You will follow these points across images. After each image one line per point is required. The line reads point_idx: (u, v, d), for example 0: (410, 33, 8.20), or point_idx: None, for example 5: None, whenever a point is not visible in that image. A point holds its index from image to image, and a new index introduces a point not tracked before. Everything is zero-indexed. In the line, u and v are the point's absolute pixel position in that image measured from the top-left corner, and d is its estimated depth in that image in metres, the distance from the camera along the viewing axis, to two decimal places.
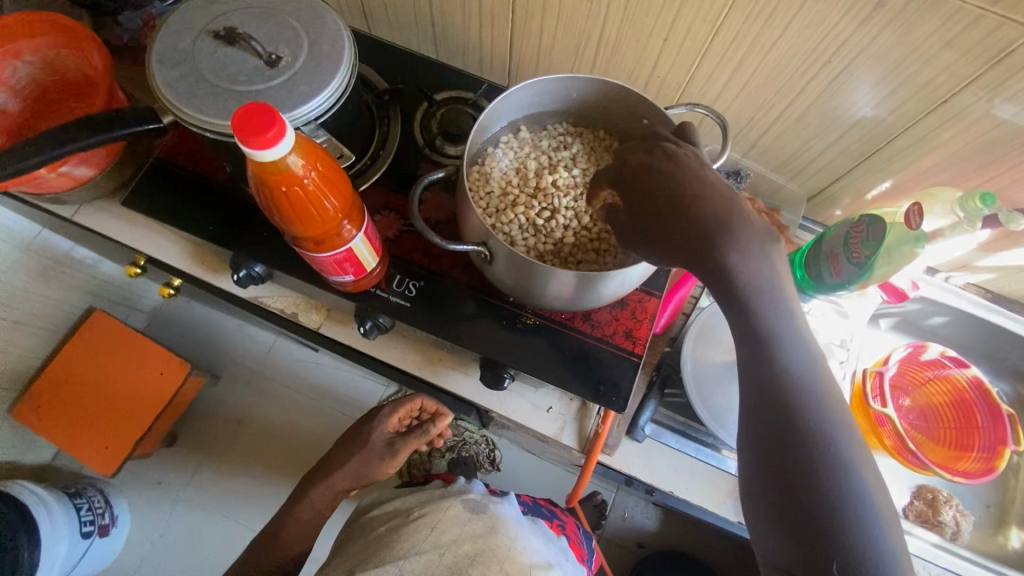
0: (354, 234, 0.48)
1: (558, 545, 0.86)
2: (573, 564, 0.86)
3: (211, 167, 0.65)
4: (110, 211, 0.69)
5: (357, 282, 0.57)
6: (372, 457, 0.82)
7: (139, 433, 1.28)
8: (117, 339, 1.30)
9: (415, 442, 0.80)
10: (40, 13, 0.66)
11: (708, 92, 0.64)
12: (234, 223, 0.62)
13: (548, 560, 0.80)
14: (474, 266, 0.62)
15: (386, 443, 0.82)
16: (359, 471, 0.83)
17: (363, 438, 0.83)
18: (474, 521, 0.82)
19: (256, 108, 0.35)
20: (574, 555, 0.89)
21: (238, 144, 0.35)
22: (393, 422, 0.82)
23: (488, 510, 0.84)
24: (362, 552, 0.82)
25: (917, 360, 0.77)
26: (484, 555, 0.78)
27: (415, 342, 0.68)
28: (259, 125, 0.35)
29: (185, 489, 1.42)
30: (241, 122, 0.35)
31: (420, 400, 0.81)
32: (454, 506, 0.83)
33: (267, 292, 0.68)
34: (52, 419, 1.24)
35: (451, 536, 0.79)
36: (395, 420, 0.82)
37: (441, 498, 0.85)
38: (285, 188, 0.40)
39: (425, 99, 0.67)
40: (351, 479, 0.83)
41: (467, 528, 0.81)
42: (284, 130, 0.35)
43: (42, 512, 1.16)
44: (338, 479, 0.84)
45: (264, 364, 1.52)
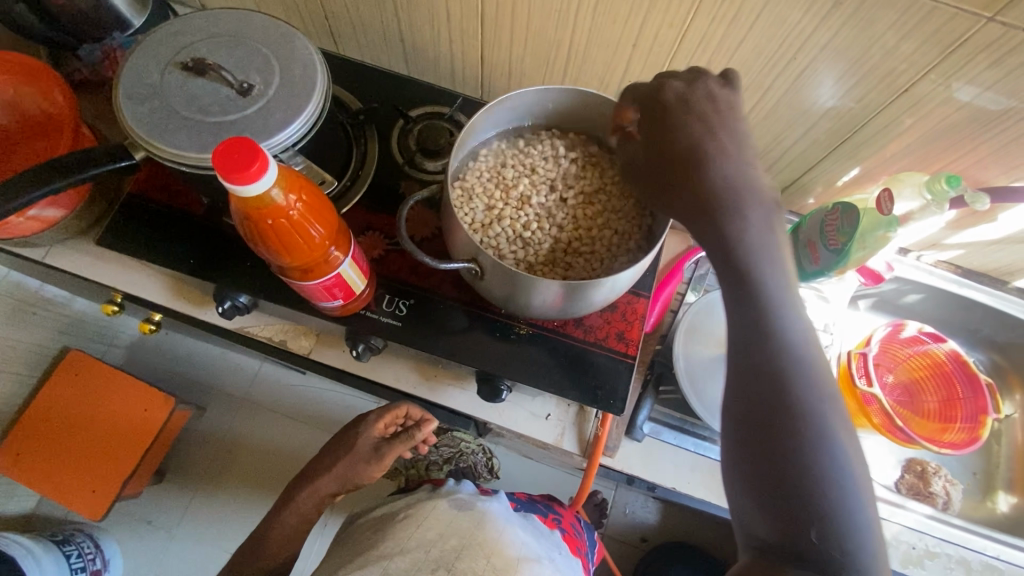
0: (342, 259, 0.47)
1: (550, 540, 0.86)
2: (565, 557, 0.85)
3: (187, 199, 0.63)
4: (83, 250, 0.68)
5: (346, 306, 0.57)
6: (358, 462, 0.80)
7: (127, 472, 1.25)
8: (96, 378, 1.26)
9: (400, 449, 0.77)
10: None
11: None
12: (215, 254, 0.61)
13: (536, 555, 0.80)
14: (462, 280, 0.62)
15: (372, 448, 0.80)
16: (342, 478, 0.82)
17: (349, 442, 0.82)
18: (461, 516, 0.81)
19: (237, 143, 0.35)
20: (567, 547, 0.89)
21: (221, 182, 0.35)
22: (380, 426, 0.78)
23: (475, 507, 0.84)
24: (350, 553, 0.82)
25: (898, 338, 0.79)
26: (467, 550, 0.77)
27: (409, 360, 0.67)
28: (241, 160, 0.35)
29: (179, 525, 1.38)
30: (223, 159, 0.34)
31: (406, 405, 0.75)
32: (440, 507, 0.82)
33: (253, 321, 0.67)
34: (34, 466, 1.20)
35: (435, 535, 0.79)
36: (381, 426, 0.78)
37: (428, 499, 0.85)
38: (270, 220, 0.40)
39: (400, 116, 0.67)
40: (338, 483, 0.82)
41: (453, 524, 0.80)
42: (267, 164, 0.35)
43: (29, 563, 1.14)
44: (324, 484, 0.83)
45: (252, 391, 1.49)
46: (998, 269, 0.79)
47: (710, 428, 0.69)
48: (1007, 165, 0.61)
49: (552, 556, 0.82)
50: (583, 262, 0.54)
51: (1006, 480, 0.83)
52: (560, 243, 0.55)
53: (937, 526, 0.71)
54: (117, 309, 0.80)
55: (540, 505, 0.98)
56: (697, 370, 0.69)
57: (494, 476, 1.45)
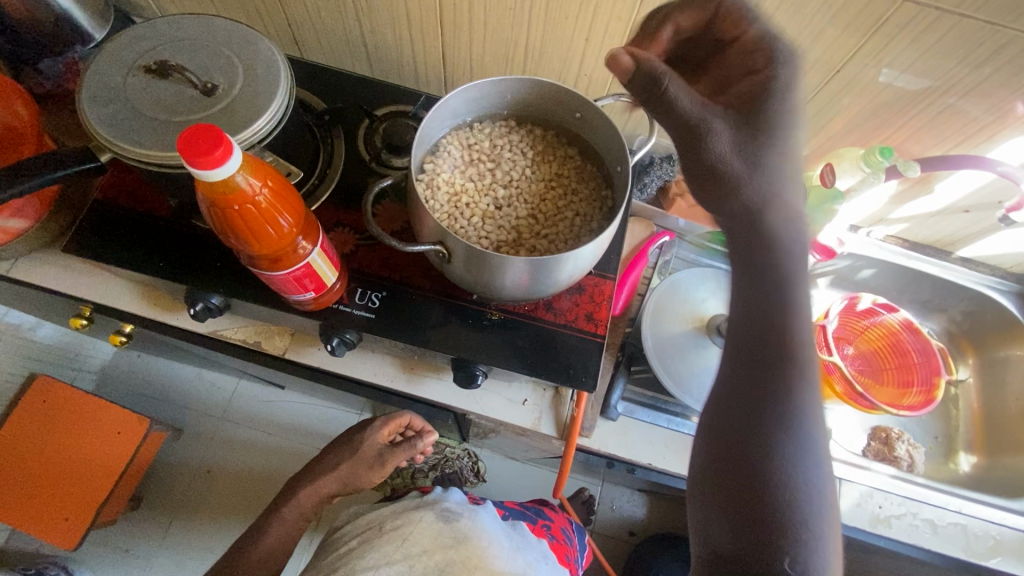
0: (310, 249, 0.48)
1: (537, 550, 0.86)
2: (553, 566, 0.86)
3: (156, 203, 0.64)
4: (50, 262, 0.67)
5: (318, 300, 0.58)
6: (361, 465, 0.84)
7: (100, 499, 1.21)
8: (62, 403, 1.23)
9: (403, 456, 0.82)
10: None
11: None
12: (185, 256, 0.61)
13: (522, 566, 0.80)
14: (434, 271, 0.64)
15: (375, 454, 0.84)
16: (347, 478, 0.85)
17: (353, 446, 0.85)
18: (445, 530, 0.82)
19: (201, 129, 0.36)
20: (555, 556, 0.89)
21: (186, 167, 0.36)
22: (384, 433, 0.84)
23: (460, 519, 0.84)
24: (338, 557, 0.82)
25: (854, 311, 0.83)
26: (453, 564, 0.78)
27: (385, 354, 0.68)
28: (206, 145, 0.36)
29: (157, 553, 1.34)
30: (188, 145, 0.36)
31: (407, 417, 0.83)
32: (427, 517, 0.83)
33: (226, 324, 0.67)
34: (2, 500, 1.16)
35: (418, 548, 0.79)
36: (385, 432, 0.83)
37: (414, 509, 0.85)
38: (237, 207, 0.41)
39: (366, 115, 0.69)
40: (340, 483, 0.85)
41: (440, 538, 0.81)
42: (231, 148, 0.36)
43: None
44: (326, 483, 0.85)
45: (229, 409, 1.47)
46: (942, 240, 0.84)
47: (682, 403, 0.71)
48: (937, 137, 0.65)
49: (538, 567, 0.82)
50: (547, 243, 0.56)
51: (966, 441, 0.87)
52: (524, 228, 0.57)
53: (902, 486, 0.74)
54: (88, 323, 0.80)
55: (531, 512, 0.99)
56: (666, 347, 0.71)
57: (480, 479, 1.47)
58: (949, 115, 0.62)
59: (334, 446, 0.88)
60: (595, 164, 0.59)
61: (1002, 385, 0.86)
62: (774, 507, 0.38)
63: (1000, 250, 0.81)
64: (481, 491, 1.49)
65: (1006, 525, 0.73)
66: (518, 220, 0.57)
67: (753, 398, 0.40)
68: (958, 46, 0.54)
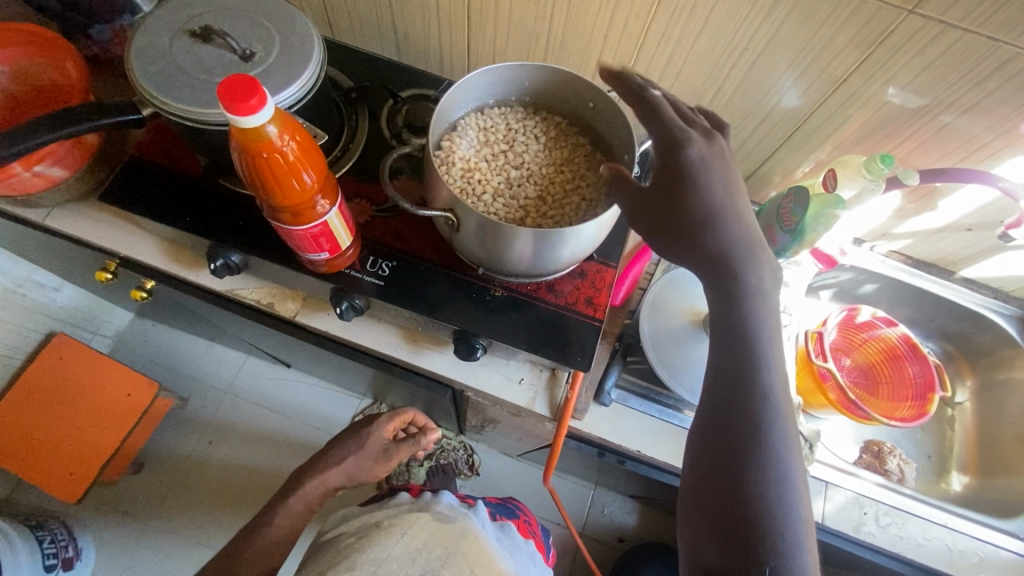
0: (328, 208, 0.52)
1: (526, 551, 0.89)
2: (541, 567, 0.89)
3: (186, 162, 0.67)
4: (83, 212, 0.71)
5: (331, 262, 0.61)
6: (366, 459, 0.87)
7: (105, 458, 1.26)
8: (78, 361, 1.27)
9: (408, 450, 0.88)
10: (16, 27, 0.69)
11: (647, 83, 0.72)
12: (210, 214, 0.65)
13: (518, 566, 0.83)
14: (443, 246, 0.67)
15: (380, 449, 0.88)
16: (353, 472, 0.86)
17: (357, 440, 0.88)
18: (444, 527, 0.83)
19: (240, 77, 0.39)
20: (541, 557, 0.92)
21: (223, 111, 0.39)
22: (389, 429, 0.89)
23: (459, 518, 0.85)
24: (339, 554, 0.81)
25: (853, 323, 0.84)
26: (455, 558, 0.79)
27: (390, 324, 0.71)
28: (243, 92, 0.39)
29: (155, 519, 1.37)
30: (227, 90, 0.39)
31: (412, 412, 0.91)
32: (425, 519, 0.83)
33: (243, 284, 0.71)
34: (12, 449, 1.21)
35: (418, 545, 0.79)
36: (391, 427, 0.88)
37: (410, 510, 0.85)
38: (265, 155, 0.44)
39: (390, 96, 0.72)
40: (344, 476, 0.86)
41: (439, 535, 0.81)
42: (265, 97, 0.39)
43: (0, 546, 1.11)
44: (332, 477, 0.85)
45: (235, 383, 1.51)
46: (944, 258, 0.85)
47: (674, 395, 0.72)
48: (940, 152, 0.67)
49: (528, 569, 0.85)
50: (553, 223, 0.58)
51: (959, 462, 0.87)
52: (532, 206, 0.59)
53: (890, 496, 0.75)
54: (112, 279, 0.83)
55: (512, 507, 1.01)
56: (662, 340, 0.73)
57: (473, 472, 1.48)
58: (949, 131, 0.64)
59: (335, 444, 0.89)
60: (605, 152, 0.62)
61: (999, 408, 0.86)
62: (751, 523, 0.42)
63: (1001, 272, 0.82)
64: (474, 485, 1.50)
65: (992, 544, 0.73)
66: (527, 199, 0.59)
67: (730, 415, 0.45)
68: (959, 63, 0.56)
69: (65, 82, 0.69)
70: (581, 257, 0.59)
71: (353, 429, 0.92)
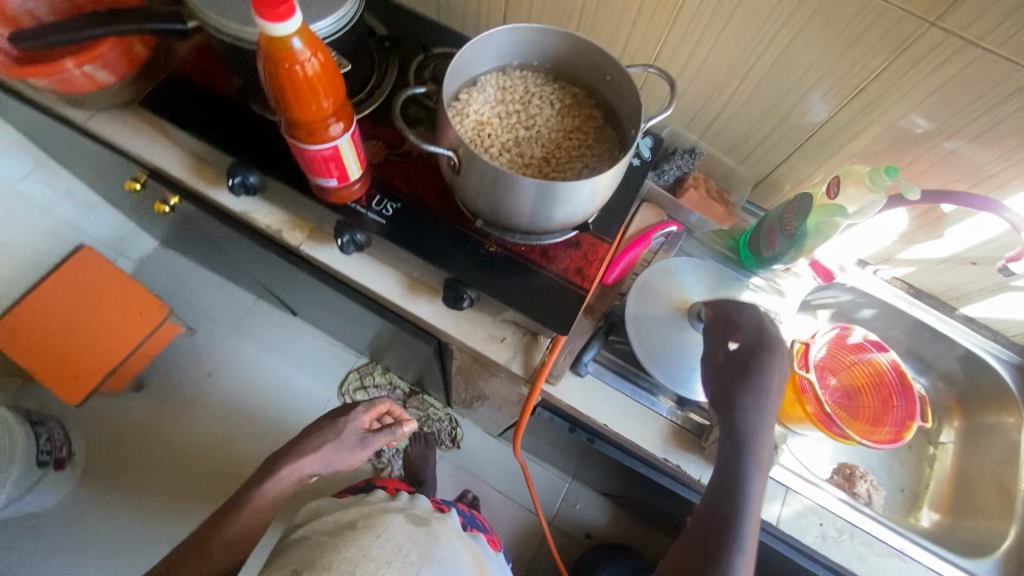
0: (341, 133, 0.55)
1: (494, 560, 0.91)
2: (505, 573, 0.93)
3: (222, 82, 0.71)
4: (121, 119, 0.76)
5: (339, 191, 0.64)
6: (343, 448, 0.87)
7: (111, 367, 1.33)
8: (100, 275, 1.35)
9: (385, 439, 0.90)
10: None
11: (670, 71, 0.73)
12: (237, 133, 0.69)
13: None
14: (448, 197, 0.69)
15: (357, 438, 0.88)
16: (329, 460, 0.86)
17: (333, 429, 0.88)
18: (418, 531, 0.81)
19: None
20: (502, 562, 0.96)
21: (254, 15, 0.43)
22: (366, 419, 0.91)
23: (433, 523, 0.84)
24: (311, 554, 0.76)
25: (844, 343, 0.84)
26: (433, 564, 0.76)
27: (387, 266, 0.74)
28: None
29: (147, 437, 1.43)
30: None
31: (387, 405, 0.96)
32: (399, 519, 0.82)
33: (256, 207, 0.74)
34: (25, 346, 1.27)
35: (396, 547, 0.76)
36: (369, 416, 0.91)
37: (384, 512, 0.83)
38: (287, 67, 0.47)
39: (422, 50, 0.75)
40: (322, 465, 0.85)
41: (414, 539, 0.79)
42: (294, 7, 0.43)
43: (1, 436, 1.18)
44: (309, 464, 0.84)
45: (241, 322, 1.56)
46: (946, 292, 0.84)
47: (649, 378, 0.74)
48: (951, 176, 0.67)
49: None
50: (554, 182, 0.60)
51: (932, 500, 0.85)
52: (535, 165, 0.61)
53: (851, 515, 0.74)
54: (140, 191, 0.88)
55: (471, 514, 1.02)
56: (649, 325, 0.73)
57: (455, 445, 1.53)
58: (955, 157, 0.64)
59: (309, 434, 0.89)
60: (615, 127, 0.63)
61: (981, 453, 0.85)
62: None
63: (1002, 314, 0.81)
64: (452, 458, 1.53)
65: None
66: (532, 157, 0.62)
67: (725, 476, 0.56)
68: (973, 86, 0.57)
69: None
70: (574, 221, 0.62)
71: (325, 419, 0.92)
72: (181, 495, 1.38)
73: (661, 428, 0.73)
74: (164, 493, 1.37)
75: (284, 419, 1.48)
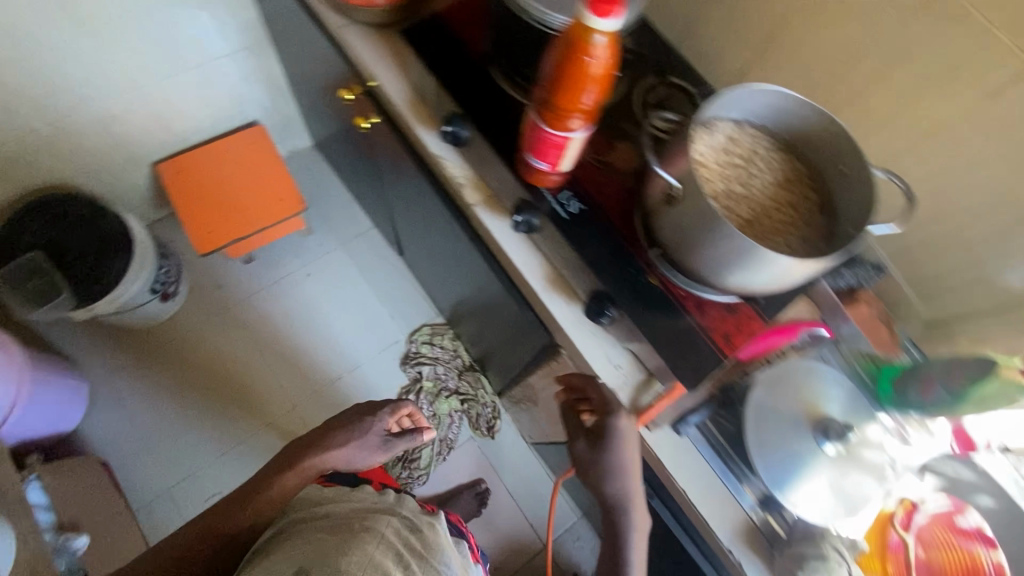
0: (578, 130, 0.58)
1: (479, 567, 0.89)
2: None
3: (474, 37, 0.76)
4: (366, 35, 0.82)
5: (540, 175, 0.68)
6: (364, 448, 0.91)
7: (240, 237, 1.43)
8: (261, 152, 1.51)
9: (405, 444, 0.94)
10: None
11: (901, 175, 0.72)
12: (471, 88, 0.74)
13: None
14: (632, 216, 0.69)
15: (380, 439, 0.93)
16: (350, 457, 0.89)
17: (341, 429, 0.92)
18: (413, 533, 0.71)
19: None
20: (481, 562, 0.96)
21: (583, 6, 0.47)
22: (389, 422, 0.96)
23: (427, 525, 0.75)
24: (300, 560, 0.63)
25: (951, 522, 0.73)
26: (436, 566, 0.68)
27: (539, 254, 0.76)
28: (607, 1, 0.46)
29: (242, 303, 1.60)
30: None
31: (411, 406, 1.00)
32: (390, 521, 0.71)
33: (451, 157, 0.77)
34: (184, 185, 1.44)
35: (394, 554, 0.66)
36: (392, 418, 0.96)
37: (378, 510, 0.73)
38: (577, 59, 0.50)
39: (654, 74, 0.77)
40: (345, 460, 0.89)
41: (411, 540, 0.70)
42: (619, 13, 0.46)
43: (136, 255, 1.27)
44: (333, 458, 0.88)
45: (352, 242, 1.71)
46: None
47: (746, 467, 0.71)
48: None
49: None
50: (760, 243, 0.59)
51: None
52: (744, 221, 0.60)
53: None
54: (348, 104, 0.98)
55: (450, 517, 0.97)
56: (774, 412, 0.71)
57: (489, 433, 1.58)
58: None
59: (330, 430, 0.93)
60: (829, 215, 0.62)
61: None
62: None
63: None
64: (480, 443, 1.58)
65: None
66: (743, 214, 0.61)
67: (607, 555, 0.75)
68: None
69: None
70: (756, 291, 0.61)
71: (355, 412, 0.97)
72: (251, 363, 1.56)
73: (736, 519, 0.70)
74: (241, 358, 1.56)
75: (355, 340, 1.63)
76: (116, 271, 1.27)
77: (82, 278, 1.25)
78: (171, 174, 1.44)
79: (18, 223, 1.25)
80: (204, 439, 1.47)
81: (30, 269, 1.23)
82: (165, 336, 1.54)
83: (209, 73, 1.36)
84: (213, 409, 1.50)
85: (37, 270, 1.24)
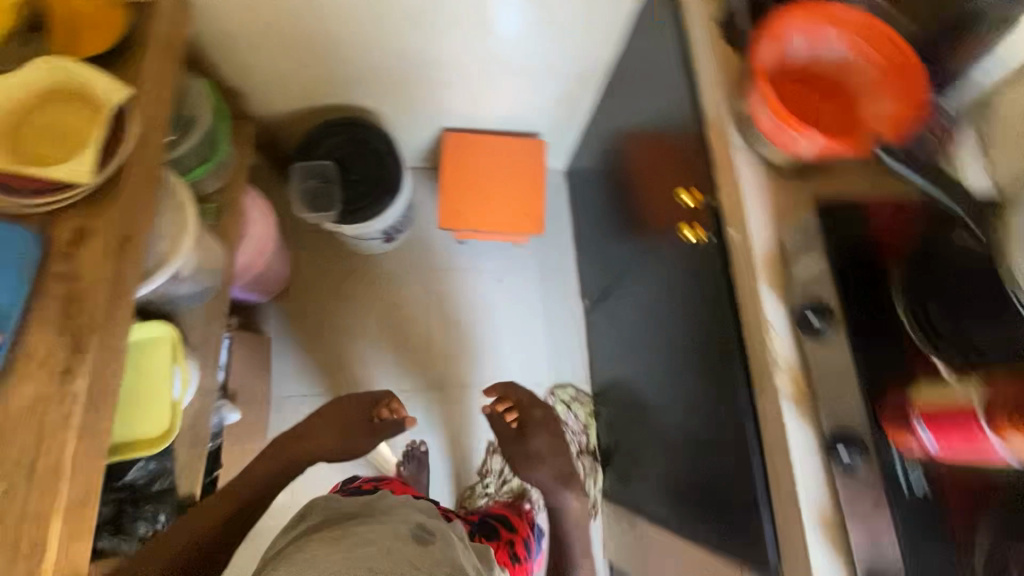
0: (1004, 449, 0.57)
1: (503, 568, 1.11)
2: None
3: (892, 249, 0.75)
4: (760, 167, 0.81)
5: (907, 439, 0.64)
6: (358, 433, 1.25)
7: (483, 229, 1.58)
8: (530, 166, 1.57)
9: (394, 428, 1.29)
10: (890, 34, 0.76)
11: None
12: (865, 299, 0.73)
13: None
14: (976, 535, 0.66)
15: (368, 424, 1.27)
16: (345, 444, 1.22)
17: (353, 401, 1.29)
18: (411, 530, 0.89)
19: None
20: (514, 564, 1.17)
21: None
22: (371, 413, 1.29)
23: (430, 529, 0.92)
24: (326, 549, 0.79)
25: None
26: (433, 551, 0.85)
27: (833, 485, 0.68)
28: None
29: (435, 275, 1.69)
30: None
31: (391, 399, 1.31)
32: (403, 524, 0.90)
33: (781, 335, 0.73)
34: (456, 161, 1.56)
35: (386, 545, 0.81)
36: (376, 411, 1.29)
37: (381, 515, 0.93)
38: None
39: None
40: (336, 441, 1.21)
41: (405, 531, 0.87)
42: None
43: (388, 202, 1.39)
44: (320, 445, 1.19)
45: (548, 273, 1.74)
46: None
47: None
48: None
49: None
50: None
51: None
52: None
53: None
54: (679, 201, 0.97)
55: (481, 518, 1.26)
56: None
57: None
58: None
59: (310, 435, 1.21)
60: None
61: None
62: None
63: None
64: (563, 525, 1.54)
65: None
66: None
67: None
68: None
69: (859, 105, 0.77)
70: None
71: (336, 403, 1.29)
72: (415, 330, 1.64)
73: None
74: (414, 320, 1.65)
75: (506, 362, 1.65)
76: (377, 206, 1.38)
77: (350, 196, 1.38)
78: (452, 146, 1.56)
79: (332, 129, 1.40)
80: (348, 369, 1.58)
81: (322, 170, 1.37)
82: (369, 266, 1.67)
83: (536, 85, 1.43)
84: (369, 350, 1.61)
85: (326, 173, 1.37)
